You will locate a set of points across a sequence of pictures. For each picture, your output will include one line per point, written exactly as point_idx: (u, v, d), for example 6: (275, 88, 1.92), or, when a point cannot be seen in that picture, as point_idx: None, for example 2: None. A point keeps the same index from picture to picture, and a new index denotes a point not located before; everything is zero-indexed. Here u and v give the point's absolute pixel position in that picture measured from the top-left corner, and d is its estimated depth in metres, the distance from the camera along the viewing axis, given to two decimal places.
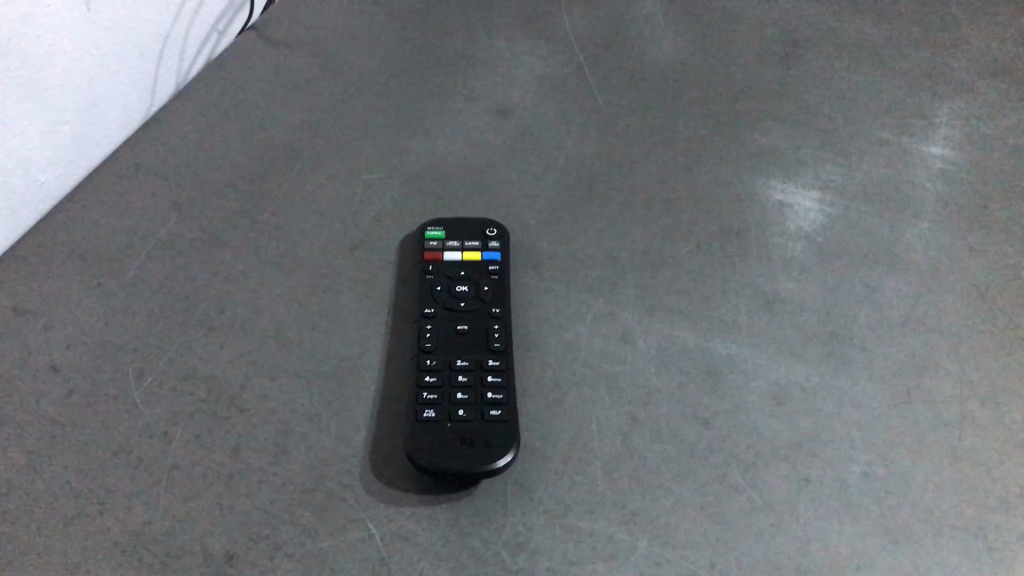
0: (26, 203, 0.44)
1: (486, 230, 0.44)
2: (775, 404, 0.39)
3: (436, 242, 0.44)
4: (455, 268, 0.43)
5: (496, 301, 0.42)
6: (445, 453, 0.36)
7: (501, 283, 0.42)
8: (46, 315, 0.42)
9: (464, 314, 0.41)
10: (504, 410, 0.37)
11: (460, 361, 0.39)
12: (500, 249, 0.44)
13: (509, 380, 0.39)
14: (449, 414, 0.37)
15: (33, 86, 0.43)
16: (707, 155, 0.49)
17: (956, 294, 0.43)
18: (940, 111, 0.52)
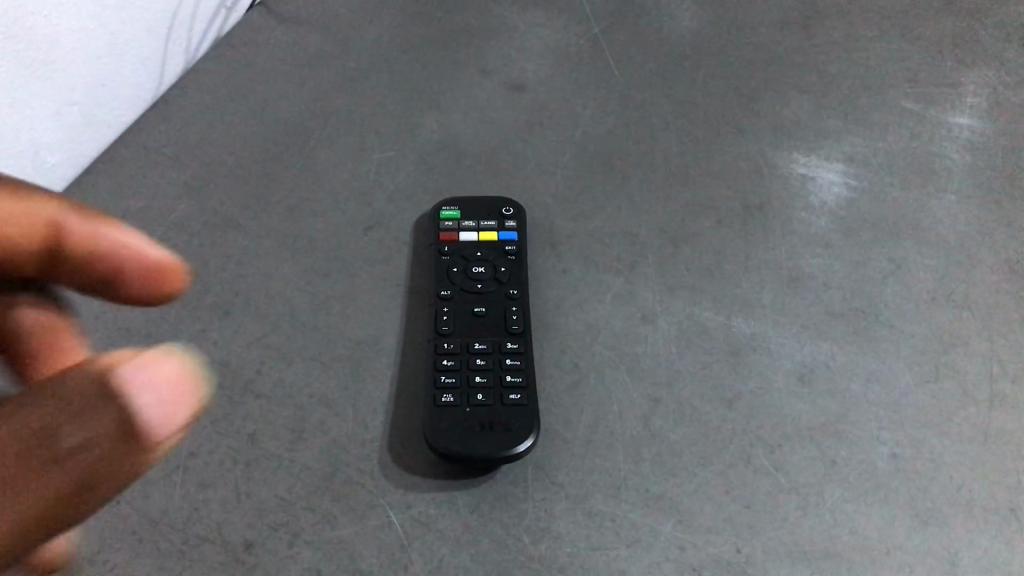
0: (34, 185, 0.45)
1: (502, 209, 0.43)
2: (800, 385, 0.38)
3: (451, 222, 0.43)
4: (471, 249, 0.42)
5: (513, 282, 0.41)
6: (463, 439, 0.35)
7: (518, 264, 0.42)
8: None
9: (481, 296, 0.40)
10: (523, 393, 0.37)
11: (478, 344, 0.38)
12: (516, 229, 0.43)
13: (528, 363, 0.38)
14: (467, 398, 0.37)
15: (41, 68, 0.42)
16: (727, 129, 0.48)
17: (985, 269, 0.42)
18: (967, 79, 0.50)
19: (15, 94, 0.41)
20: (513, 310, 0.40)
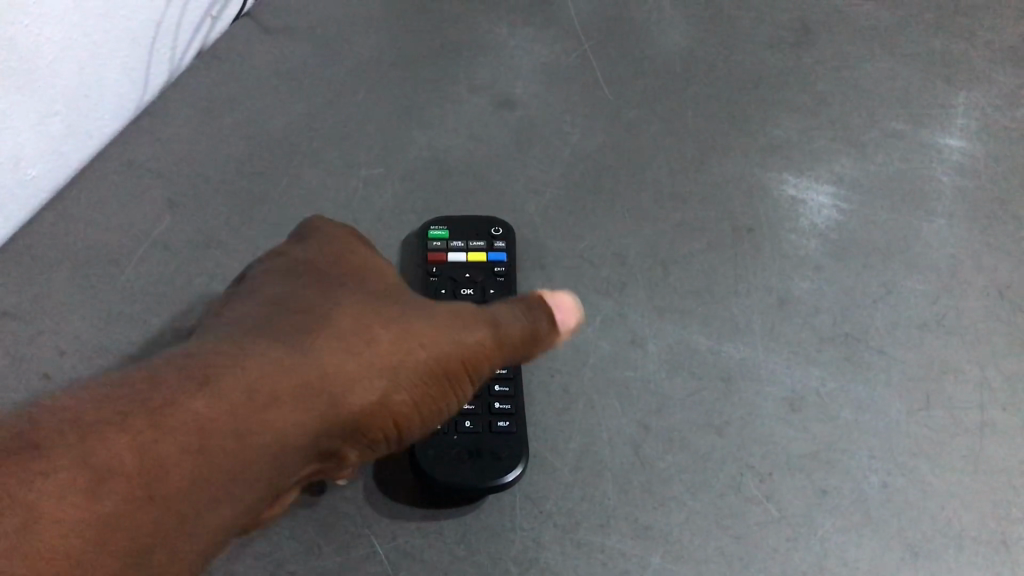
0: (15, 199, 0.43)
1: (492, 229, 0.43)
2: (790, 412, 0.38)
3: (440, 242, 0.43)
4: (460, 271, 0.42)
5: (502, 305, 0.41)
6: (452, 467, 0.35)
7: (506, 286, 0.42)
8: (37, 321, 0.42)
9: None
10: (512, 420, 0.37)
11: None
12: (506, 249, 0.43)
13: (517, 388, 0.37)
14: (455, 425, 0.36)
15: (21, 79, 0.41)
16: (718, 149, 0.48)
17: (975, 294, 0.42)
18: (958, 99, 0.50)
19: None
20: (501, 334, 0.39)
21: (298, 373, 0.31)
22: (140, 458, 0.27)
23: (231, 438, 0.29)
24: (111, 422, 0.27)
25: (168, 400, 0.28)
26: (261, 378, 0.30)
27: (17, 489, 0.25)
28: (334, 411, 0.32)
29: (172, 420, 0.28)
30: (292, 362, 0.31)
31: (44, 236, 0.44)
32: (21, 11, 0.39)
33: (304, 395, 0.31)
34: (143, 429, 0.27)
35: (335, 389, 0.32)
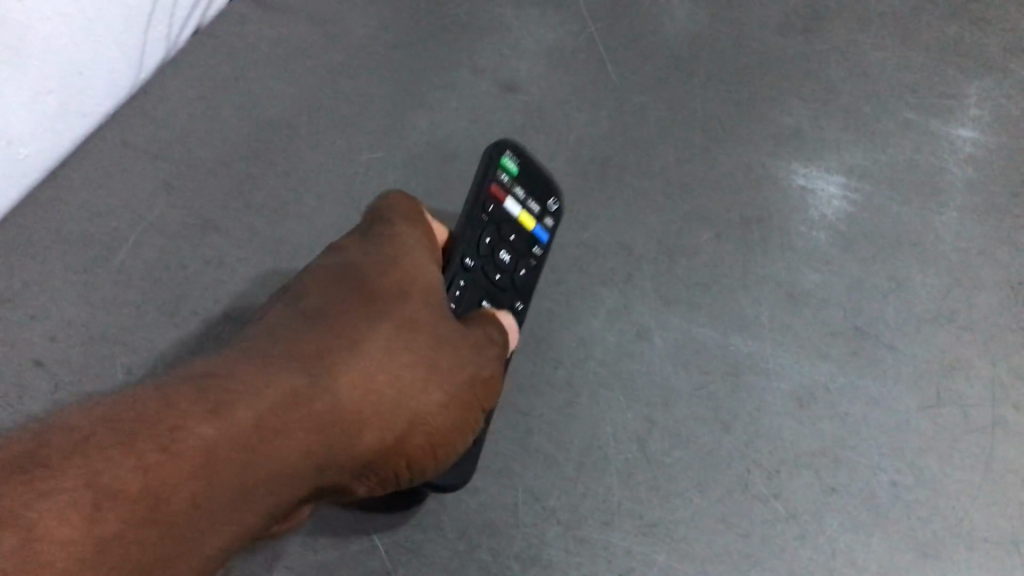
0: (7, 180, 0.43)
1: (551, 204, 0.42)
2: (799, 407, 0.38)
3: (506, 178, 0.41)
4: (508, 223, 0.40)
5: (523, 291, 0.40)
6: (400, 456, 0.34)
7: (538, 268, 0.40)
8: (26, 306, 0.41)
9: (493, 288, 0.39)
10: (485, 430, 0.36)
11: None
12: (551, 231, 0.41)
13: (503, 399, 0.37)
14: None
15: (8, 53, 0.39)
16: (727, 137, 0.47)
17: (986, 290, 0.42)
18: (971, 88, 0.49)
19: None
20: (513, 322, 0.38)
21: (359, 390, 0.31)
22: (214, 462, 0.27)
23: (296, 451, 0.29)
24: (186, 420, 0.27)
25: (227, 398, 0.28)
26: (323, 391, 0.31)
27: (96, 478, 0.25)
28: (390, 431, 0.32)
29: (230, 428, 0.28)
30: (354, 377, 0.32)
31: (33, 218, 0.43)
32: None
33: (363, 413, 0.31)
34: (218, 432, 0.27)
35: (391, 412, 0.32)
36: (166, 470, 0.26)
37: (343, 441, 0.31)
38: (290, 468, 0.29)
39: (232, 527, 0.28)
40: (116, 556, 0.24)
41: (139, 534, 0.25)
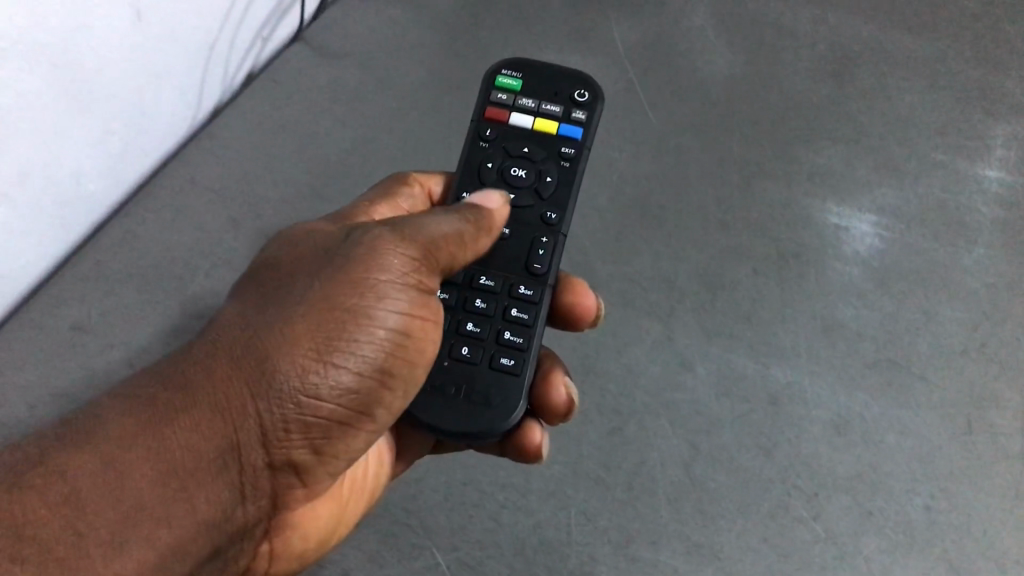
0: (76, 211, 0.48)
1: (575, 94, 0.39)
2: (835, 433, 0.41)
3: (507, 95, 0.39)
4: (522, 136, 0.38)
5: (555, 199, 0.37)
6: (441, 404, 0.33)
7: (570, 169, 0.38)
8: (120, 343, 0.47)
9: (514, 209, 0.37)
10: (516, 358, 0.35)
11: (483, 280, 0.36)
12: (581, 124, 0.39)
13: (534, 322, 0.35)
14: (452, 350, 0.35)
15: (88, 100, 0.45)
16: (763, 175, 0.49)
17: (1015, 322, 0.44)
18: (996, 131, 0.51)
19: (62, 124, 0.44)
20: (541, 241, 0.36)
21: (271, 324, 0.27)
22: (172, 418, 0.26)
23: (248, 392, 0.27)
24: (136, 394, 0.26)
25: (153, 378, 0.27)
26: (231, 343, 0.27)
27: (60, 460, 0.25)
28: (340, 352, 0.28)
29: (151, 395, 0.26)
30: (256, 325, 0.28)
31: (126, 258, 0.50)
32: (87, 36, 0.43)
33: (290, 341, 0.27)
34: (161, 394, 0.26)
35: (327, 330, 0.28)
36: (125, 443, 0.25)
37: (279, 375, 0.27)
38: (269, 399, 0.27)
39: (230, 479, 0.27)
40: (114, 551, 0.24)
41: (131, 519, 0.24)
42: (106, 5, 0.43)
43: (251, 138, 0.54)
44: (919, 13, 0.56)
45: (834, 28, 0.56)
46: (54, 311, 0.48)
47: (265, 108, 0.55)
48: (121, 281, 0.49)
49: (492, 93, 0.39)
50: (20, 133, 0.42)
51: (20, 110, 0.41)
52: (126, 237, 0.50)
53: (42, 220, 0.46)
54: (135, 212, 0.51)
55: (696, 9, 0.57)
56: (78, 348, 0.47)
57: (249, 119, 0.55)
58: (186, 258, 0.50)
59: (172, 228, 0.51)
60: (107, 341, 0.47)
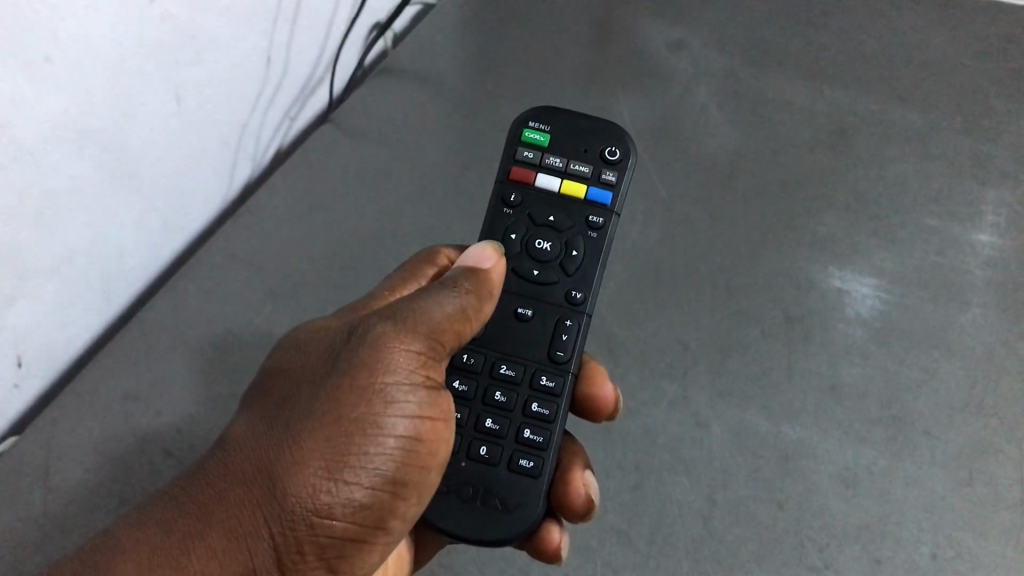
0: (119, 286, 0.53)
1: (605, 155, 0.42)
2: (845, 486, 0.43)
3: (535, 153, 0.42)
4: (550, 198, 0.42)
5: (579, 275, 0.41)
6: (456, 505, 0.37)
7: (597, 240, 0.41)
8: (158, 403, 0.51)
9: (540, 286, 0.41)
10: (534, 460, 0.38)
11: (504, 371, 0.40)
12: (610, 186, 0.42)
13: (552, 421, 0.39)
14: (471, 449, 0.38)
15: (131, 178, 0.50)
16: (767, 243, 0.52)
17: (1009, 379, 0.46)
18: (986, 198, 0.54)
19: (105, 204, 0.49)
20: (566, 326, 0.40)
21: (282, 445, 0.31)
22: (189, 548, 0.30)
23: (261, 516, 0.31)
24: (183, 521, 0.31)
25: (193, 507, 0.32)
26: (245, 466, 0.32)
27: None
28: (349, 469, 0.32)
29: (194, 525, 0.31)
30: (267, 447, 0.32)
31: (166, 324, 0.53)
32: (133, 122, 0.49)
33: (300, 464, 0.31)
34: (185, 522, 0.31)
35: (337, 446, 0.32)
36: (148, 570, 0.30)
37: (292, 496, 0.31)
38: (281, 521, 0.31)
39: None
40: None
41: None
42: (150, 96, 0.49)
43: (286, 216, 0.57)
44: (909, 89, 0.60)
45: (829, 103, 0.59)
46: (103, 380, 0.51)
47: (298, 188, 0.59)
48: (166, 350, 0.52)
49: (520, 152, 0.42)
50: (70, 212, 0.47)
51: (72, 193, 0.46)
52: (170, 308, 0.54)
53: (88, 290, 0.50)
54: (177, 285, 0.55)
55: (699, 87, 0.61)
56: (121, 412, 0.50)
57: (284, 197, 0.58)
58: (226, 328, 0.53)
59: (208, 297, 0.54)
60: (148, 406, 0.50)
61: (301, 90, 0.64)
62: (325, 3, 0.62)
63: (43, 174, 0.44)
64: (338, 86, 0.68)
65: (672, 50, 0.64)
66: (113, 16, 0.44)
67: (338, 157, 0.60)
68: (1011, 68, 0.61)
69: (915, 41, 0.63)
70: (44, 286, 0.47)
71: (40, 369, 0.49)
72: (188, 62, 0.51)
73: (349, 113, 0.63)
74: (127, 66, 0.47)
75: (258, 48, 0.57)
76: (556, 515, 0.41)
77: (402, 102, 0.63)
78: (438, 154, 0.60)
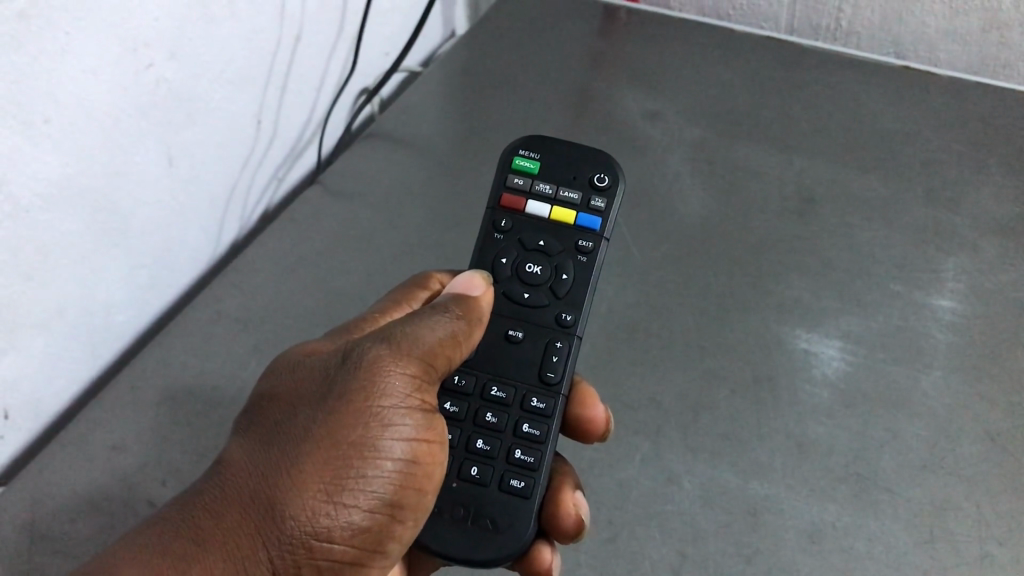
0: (106, 341, 0.54)
1: (594, 181, 0.46)
2: (810, 542, 0.44)
3: (525, 181, 0.47)
4: (540, 224, 0.46)
5: (569, 296, 0.45)
6: (448, 524, 0.41)
7: (586, 263, 0.45)
8: (140, 454, 0.51)
9: (531, 309, 0.45)
10: (524, 480, 0.41)
11: (495, 394, 0.43)
12: (599, 212, 0.46)
13: (541, 442, 0.42)
14: (464, 470, 0.42)
15: (121, 236, 0.52)
16: (738, 305, 0.54)
17: (969, 439, 0.48)
18: (947, 265, 0.56)
19: (94, 261, 0.50)
20: (556, 347, 0.43)
21: (282, 470, 0.34)
22: (184, 573, 0.32)
23: (261, 539, 0.34)
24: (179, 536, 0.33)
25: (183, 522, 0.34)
26: (242, 490, 0.34)
27: None
28: (347, 491, 0.35)
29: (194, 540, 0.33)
30: (266, 471, 0.35)
31: (153, 378, 0.54)
32: (125, 180, 0.50)
33: (299, 488, 0.34)
34: (181, 545, 0.33)
35: (336, 469, 0.35)
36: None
37: (290, 520, 0.34)
38: (281, 545, 0.34)
39: None
40: None
41: None
42: (144, 155, 0.51)
43: (273, 275, 0.59)
44: (873, 160, 0.62)
45: (798, 172, 0.62)
46: (89, 432, 0.52)
47: (285, 247, 0.61)
48: (152, 404, 0.53)
49: (511, 179, 0.47)
50: (60, 268, 0.48)
51: (65, 248, 0.48)
52: (156, 363, 0.55)
53: (75, 344, 0.51)
54: (165, 341, 0.56)
55: (673, 155, 0.64)
56: (112, 465, 0.51)
57: (271, 258, 0.60)
58: (210, 381, 0.54)
59: (195, 352, 0.56)
60: (138, 460, 0.51)
61: (290, 152, 0.66)
62: (315, 69, 0.64)
63: (36, 231, 0.45)
64: (325, 149, 0.70)
65: (646, 119, 0.66)
66: (110, 78, 0.47)
67: (325, 219, 0.62)
68: (970, 141, 0.64)
69: (879, 115, 0.66)
70: (33, 339, 0.48)
71: (25, 423, 0.50)
72: (182, 124, 0.53)
73: (335, 176, 0.65)
74: (119, 127, 0.49)
75: (248, 112, 0.59)
76: (548, 537, 0.44)
77: (386, 166, 0.65)
78: (422, 216, 0.62)
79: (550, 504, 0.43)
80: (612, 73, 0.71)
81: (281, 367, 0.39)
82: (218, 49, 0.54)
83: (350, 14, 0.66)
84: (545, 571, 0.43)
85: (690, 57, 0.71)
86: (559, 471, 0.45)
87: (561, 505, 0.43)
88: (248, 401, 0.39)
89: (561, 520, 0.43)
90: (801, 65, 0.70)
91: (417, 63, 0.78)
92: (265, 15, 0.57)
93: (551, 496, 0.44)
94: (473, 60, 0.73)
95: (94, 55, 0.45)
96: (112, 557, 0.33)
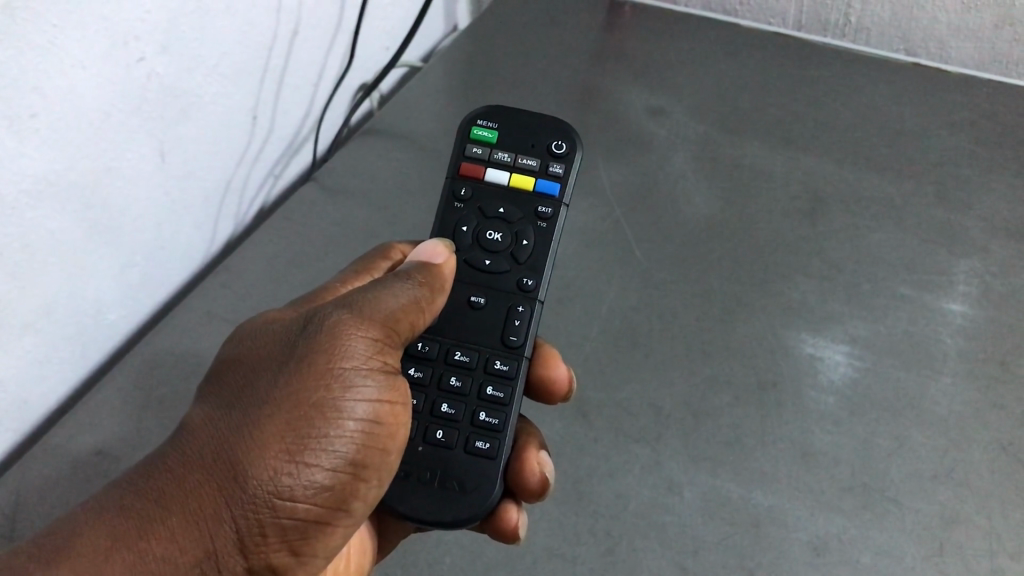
0: (96, 341, 0.53)
1: (553, 148, 0.45)
2: (814, 555, 0.43)
3: (483, 148, 0.46)
4: (499, 191, 0.45)
5: (531, 262, 0.44)
6: (416, 488, 0.40)
7: (546, 228, 0.44)
8: (126, 460, 0.50)
9: (493, 275, 0.44)
10: (490, 441, 0.41)
11: (458, 359, 0.42)
12: (558, 178, 0.45)
13: (506, 403, 0.42)
14: (429, 433, 0.41)
15: (112, 235, 0.51)
16: (742, 308, 0.53)
17: (980, 448, 0.46)
18: (958, 268, 0.55)
19: (85, 261, 0.49)
20: (517, 312, 0.43)
21: (242, 431, 0.33)
22: (148, 533, 0.32)
23: (224, 500, 0.33)
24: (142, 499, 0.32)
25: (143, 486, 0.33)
26: (202, 454, 0.33)
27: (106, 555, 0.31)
28: (310, 451, 0.34)
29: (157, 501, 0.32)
30: (227, 434, 0.33)
31: (142, 381, 0.53)
32: (114, 178, 0.49)
33: (261, 449, 0.33)
34: (144, 505, 0.32)
35: (298, 429, 0.34)
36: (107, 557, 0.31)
37: (252, 480, 0.33)
38: (243, 505, 0.33)
39: None
40: None
41: None
42: (135, 153, 0.50)
43: (267, 274, 0.58)
44: (882, 159, 0.61)
45: (805, 172, 0.60)
46: (75, 437, 0.51)
47: (280, 245, 0.60)
48: (141, 408, 0.52)
49: (468, 147, 0.46)
50: (50, 270, 0.47)
51: (55, 248, 0.47)
52: (145, 365, 0.54)
53: (64, 345, 0.50)
54: (155, 342, 0.55)
55: (677, 153, 0.62)
56: (98, 471, 0.49)
57: (265, 257, 0.59)
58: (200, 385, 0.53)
59: (184, 353, 0.54)
60: (126, 466, 0.50)
61: (286, 148, 0.65)
62: (312, 65, 0.63)
63: (24, 229, 0.44)
64: (322, 146, 0.69)
65: (650, 117, 0.65)
66: (102, 73, 0.45)
67: (320, 217, 0.61)
68: (982, 140, 0.62)
69: (889, 113, 0.64)
70: (20, 340, 0.47)
71: (10, 425, 0.49)
72: (174, 120, 0.52)
73: (332, 174, 0.64)
74: (109, 125, 0.47)
75: (243, 107, 0.58)
76: (515, 496, 0.44)
77: (383, 163, 0.64)
78: (420, 214, 0.60)
79: (515, 462, 0.43)
80: (617, 70, 0.69)
81: (241, 337, 0.38)
82: (212, 43, 0.53)
83: (349, 8, 0.64)
84: (511, 530, 0.43)
85: (697, 52, 0.70)
86: (525, 432, 0.45)
87: (527, 463, 0.43)
88: (210, 368, 0.38)
89: (527, 478, 0.43)
90: (810, 61, 0.68)
91: (417, 58, 0.76)
92: (261, 8, 0.55)
93: (515, 457, 0.43)
94: (475, 55, 0.71)
95: (83, 49, 0.44)
96: (77, 520, 0.32)
